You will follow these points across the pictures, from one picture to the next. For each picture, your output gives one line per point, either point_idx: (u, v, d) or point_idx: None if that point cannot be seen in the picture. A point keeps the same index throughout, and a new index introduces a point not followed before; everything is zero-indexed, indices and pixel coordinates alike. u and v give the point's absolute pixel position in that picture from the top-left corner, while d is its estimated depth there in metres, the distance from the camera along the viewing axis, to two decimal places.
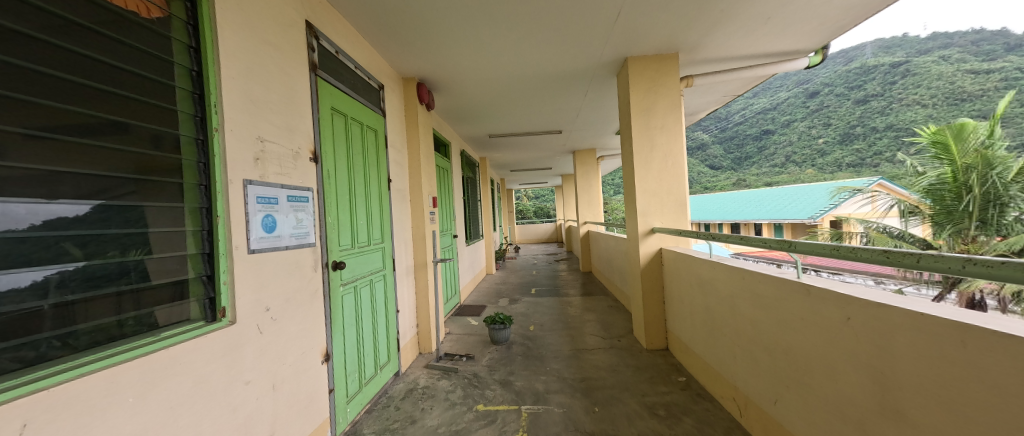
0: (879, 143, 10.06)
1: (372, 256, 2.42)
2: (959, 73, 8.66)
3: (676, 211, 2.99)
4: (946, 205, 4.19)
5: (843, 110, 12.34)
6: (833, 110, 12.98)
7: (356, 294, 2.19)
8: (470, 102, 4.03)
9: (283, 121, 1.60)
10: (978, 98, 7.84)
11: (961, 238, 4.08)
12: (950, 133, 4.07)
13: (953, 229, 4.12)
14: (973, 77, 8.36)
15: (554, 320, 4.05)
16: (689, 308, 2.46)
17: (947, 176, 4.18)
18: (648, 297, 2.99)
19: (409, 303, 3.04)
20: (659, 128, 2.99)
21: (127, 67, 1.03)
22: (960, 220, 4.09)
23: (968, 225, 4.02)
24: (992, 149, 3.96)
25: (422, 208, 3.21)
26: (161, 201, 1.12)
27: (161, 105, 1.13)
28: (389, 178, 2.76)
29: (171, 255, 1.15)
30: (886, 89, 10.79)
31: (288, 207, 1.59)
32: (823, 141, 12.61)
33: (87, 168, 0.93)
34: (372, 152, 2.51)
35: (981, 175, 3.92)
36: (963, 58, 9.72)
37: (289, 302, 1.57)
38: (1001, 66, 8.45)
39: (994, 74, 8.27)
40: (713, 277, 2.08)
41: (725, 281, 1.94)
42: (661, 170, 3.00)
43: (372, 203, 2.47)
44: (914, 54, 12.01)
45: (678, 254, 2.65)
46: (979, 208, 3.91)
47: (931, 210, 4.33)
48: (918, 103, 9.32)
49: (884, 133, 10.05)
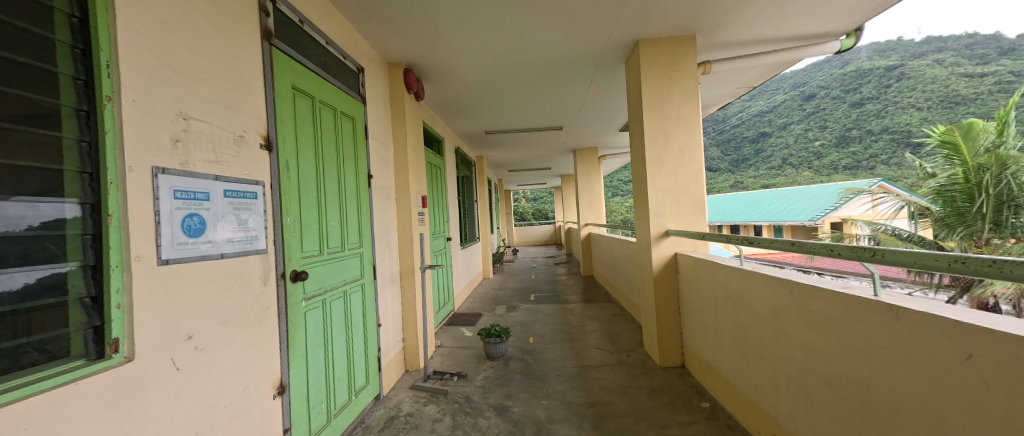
0: (874, 147, 9.69)
1: (348, 263, 2.09)
2: (952, 77, 8.21)
3: (693, 211, 2.67)
4: (958, 207, 3.85)
5: (839, 113, 11.97)
6: (830, 112, 12.78)
7: (325, 309, 1.84)
8: (460, 94, 3.70)
9: (222, 95, 1.27)
10: (972, 102, 7.34)
11: (973, 241, 3.69)
12: (960, 133, 3.81)
13: (965, 231, 3.75)
14: (969, 80, 7.82)
15: (555, 330, 3.71)
16: (713, 322, 2.15)
17: (957, 177, 3.84)
18: (661, 309, 2.67)
19: (395, 314, 2.70)
20: (673, 118, 2.68)
21: (9, 19, 0.75)
22: (972, 222, 3.71)
23: (981, 227, 3.64)
24: (1004, 148, 3.64)
25: (409, 208, 2.87)
26: (39, 196, 0.80)
27: (38, 65, 0.81)
28: (371, 174, 2.43)
29: (47, 272, 0.81)
30: (881, 91, 10.52)
31: (224, 205, 1.25)
32: (820, 144, 12.43)
33: (29, 160, 0.78)
34: (349, 143, 2.18)
35: (995, 175, 3.56)
36: (958, 61, 9.23)
37: (227, 325, 1.24)
38: (994, 70, 7.94)
39: (988, 77, 7.74)
40: (746, 290, 1.76)
41: (767, 294, 1.61)
42: (676, 165, 2.68)
43: (348, 202, 2.14)
44: (908, 57, 11.64)
45: (698, 260, 2.34)
46: (993, 209, 3.54)
47: (941, 211, 3.99)
48: (913, 106, 8.79)
49: (879, 136, 9.63)
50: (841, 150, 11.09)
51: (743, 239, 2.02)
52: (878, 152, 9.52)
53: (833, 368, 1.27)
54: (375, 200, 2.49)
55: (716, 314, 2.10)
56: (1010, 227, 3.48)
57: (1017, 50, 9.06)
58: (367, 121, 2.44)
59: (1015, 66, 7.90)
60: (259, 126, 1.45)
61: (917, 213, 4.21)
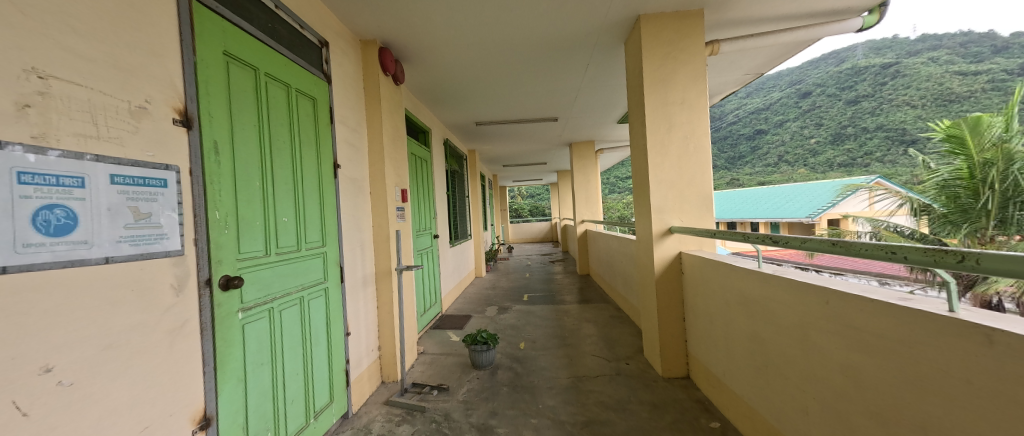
0: (869, 144, 9.50)
1: (307, 265, 1.82)
2: (947, 74, 8.07)
3: (699, 206, 2.40)
4: (962, 203, 3.58)
5: (835, 110, 11.85)
6: (825, 110, 12.58)
7: (273, 320, 1.56)
8: (445, 79, 3.40)
9: (108, 53, 0.99)
10: (966, 101, 7.17)
11: (977, 238, 3.48)
12: (966, 126, 3.49)
13: (969, 228, 3.50)
14: (962, 78, 7.64)
15: (549, 334, 3.46)
16: (722, 331, 1.90)
17: (962, 172, 3.57)
18: (663, 314, 2.42)
19: (368, 320, 2.44)
20: (678, 103, 2.40)
21: None
22: (977, 218, 3.46)
23: (987, 224, 3.41)
24: (1013, 143, 3.34)
25: (386, 202, 2.59)
26: None
27: None
28: (338, 163, 2.15)
29: None
30: (877, 88, 10.26)
31: (110, 193, 0.96)
32: (815, 141, 12.22)
33: None
34: (309, 126, 1.89)
35: (1002, 170, 3.31)
36: (952, 59, 9.03)
37: (113, 351, 0.95)
38: (988, 69, 7.59)
39: (982, 75, 7.43)
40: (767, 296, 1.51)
41: (793, 304, 1.35)
42: (681, 154, 2.41)
43: (309, 195, 1.86)
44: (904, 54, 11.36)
45: (705, 260, 2.09)
46: (998, 206, 3.32)
47: (944, 209, 3.72)
48: (908, 103, 8.88)
49: (874, 133, 9.47)
50: (837, 147, 10.99)
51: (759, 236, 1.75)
52: (873, 149, 9.33)
53: (885, 400, 1.02)
54: (343, 193, 2.20)
55: (725, 321, 1.87)
56: (1017, 224, 3.24)
57: (1010, 48, 8.64)
58: (334, 103, 2.15)
59: (1008, 63, 7.65)
60: (170, 98, 1.16)
61: (918, 209, 4.00)
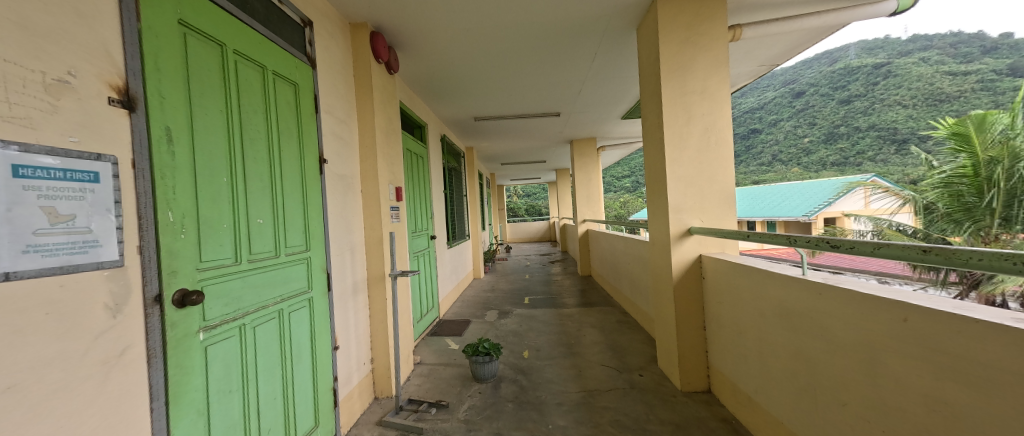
0: (862, 143, 9.19)
1: (289, 273, 1.59)
2: (937, 75, 7.90)
3: (721, 205, 2.21)
4: (964, 202, 3.37)
5: (827, 109, 11.60)
6: (815, 110, 12.37)
7: (247, 340, 1.34)
8: (443, 70, 3.19)
9: (13, 5, 0.75)
10: (956, 100, 7.15)
11: (980, 237, 3.20)
12: (973, 123, 3.36)
13: (972, 227, 3.25)
14: (951, 78, 7.59)
15: (553, 342, 3.26)
16: (756, 344, 1.72)
17: (966, 169, 3.35)
18: (682, 322, 2.23)
19: (359, 331, 2.22)
20: (698, 93, 2.21)
21: None
22: (981, 216, 3.23)
23: (991, 223, 3.16)
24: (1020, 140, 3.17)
25: (379, 201, 2.36)
26: None
27: None
28: (324, 158, 1.92)
29: None
30: (868, 88, 10.14)
31: (16, 188, 0.73)
32: (807, 140, 12.19)
33: None
34: (290, 115, 1.67)
35: (1008, 169, 3.13)
36: (942, 60, 8.89)
37: (20, 395, 0.73)
38: (977, 68, 7.53)
39: (971, 75, 7.41)
40: (822, 308, 1.32)
41: (856, 320, 1.17)
42: (701, 148, 2.22)
43: (290, 193, 1.63)
44: (896, 54, 11.25)
45: (732, 264, 1.90)
46: (1003, 204, 3.09)
47: (946, 205, 3.48)
48: (899, 104, 8.61)
49: (867, 133, 9.16)
50: (831, 147, 10.88)
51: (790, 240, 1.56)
52: (864, 149, 9.09)
53: None
54: (330, 191, 1.97)
55: (759, 332, 1.68)
56: (1023, 223, 3.01)
57: (998, 49, 8.60)
58: (319, 91, 1.92)
59: (997, 63, 7.52)
60: (104, 71, 0.92)
61: (921, 209, 3.74)
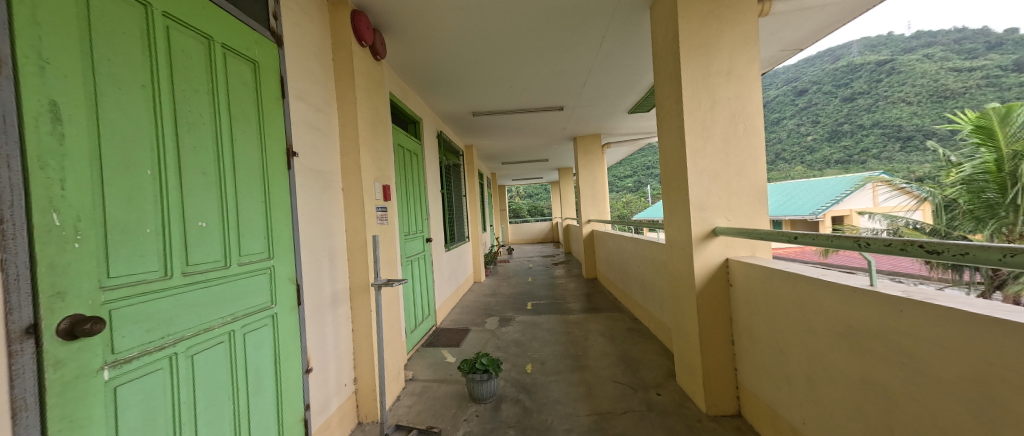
0: (865, 140, 8.54)
1: (242, 287, 1.32)
2: (941, 71, 7.69)
3: (752, 201, 1.92)
4: (986, 199, 3.03)
5: (829, 107, 10.52)
6: (818, 108, 11.14)
7: (181, 373, 1.07)
8: (436, 57, 2.92)
9: None
10: (961, 96, 6.84)
11: (1004, 235, 2.90)
12: (996, 116, 2.99)
13: (994, 225, 2.94)
14: (957, 74, 7.27)
15: (558, 353, 2.98)
16: (803, 367, 1.43)
17: (989, 164, 3.01)
18: (707, 336, 1.93)
19: (338, 349, 1.95)
20: (724, 74, 1.93)
21: None
22: (1006, 213, 2.90)
23: (1017, 221, 2.84)
24: None
25: (363, 201, 2.09)
26: None
27: None
28: (294, 149, 1.65)
29: None
30: (873, 86, 9.56)
31: None
32: (812, 138, 10.61)
33: None
34: (247, 98, 1.40)
35: None
36: (948, 56, 8.43)
37: None
38: (983, 64, 7.31)
39: (977, 71, 7.12)
40: (910, 330, 1.03)
41: (973, 350, 0.88)
42: (727, 137, 1.93)
43: (247, 190, 1.37)
44: (897, 53, 10.64)
45: (769, 270, 1.60)
46: None
47: (965, 203, 3.15)
48: (902, 100, 8.29)
49: (870, 130, 8.50)
50: (834, 144, 9.61)
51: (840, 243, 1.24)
52: (869, 146, 8.44)
53: None
54: (301, 188, 1.70)
55: (809, 353, 1.39)
56: None
57: (1003, 44, 8.07)
58: (288, 73, 1.65)
59: (1002, 60, 7.14)
60: None
61: (942, 206, 3.38)
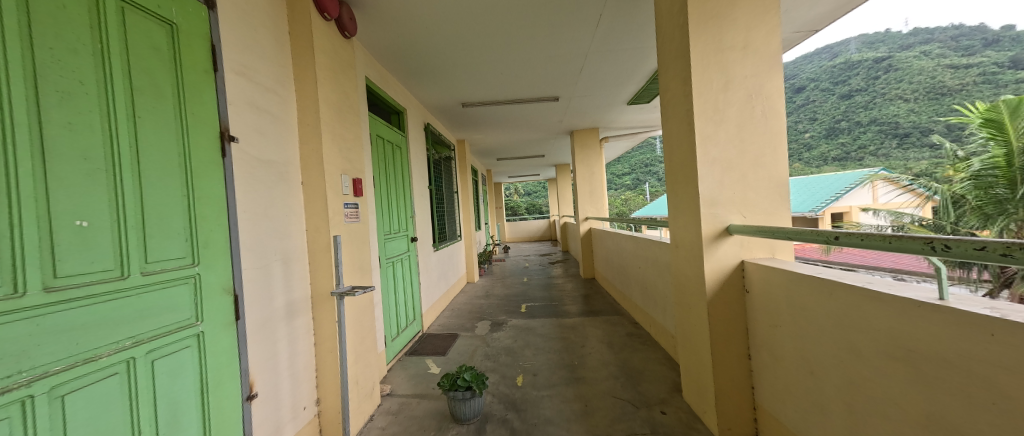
0: (863, 138, 7.96)
1: (148, 303, 1.06)
2: (938, 68, 7.04)
3: (772, 196, 1.66)
4: (995, 195, 2.66)
5: (827, 103, 9.78)
6: (813, 105, 10.41)
7: (42, 421, 0.81)
8: (416, 38, 2.64)
9: None
10: (957, 93, 6.29)
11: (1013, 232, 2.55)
12: (1007, 108, 2.62)
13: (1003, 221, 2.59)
14: (954, 70, 6.69)
15: (552, 362, 2.74)
16: (840, 396, 1.17)
17: (998, 159, 2.66)
18: (719, 351, 1.67)
19: (295, 367, 1.68)
20: (739, 49, 1.66)
21: None
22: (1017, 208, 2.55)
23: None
24: None
25: (326, 196, 1.82)
26: None
27: None
28: (231, 133, 1.39)
29: None
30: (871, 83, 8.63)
31: None
32: (808, 135, 10.07)
33: None
34: (156, 68, 1.13)
35: None
36: (944, 53, 7.69)
37: None
38: (981, 60, 6.57)
39: (973, 68, 6.53)
40: (1007, 363, 0.74)
41: None
42: (744, 122, 1.67)
43: (157, 183, 1.11)
44: (894, 49, 9.83)
45: (794, 276, 1.35)
46: None
47: (971, 197, 2.82)
48: (900, 98, 7.35)
49: (867, 128, 7.84)
50: (830, 141, 9.04)
51: (896, 244, 0.94)
52: (866, 143, 7.86)
53: None
54: (243, 181, 1.43)
55: (845, 378, 1.14)
56: None
57: (1001, 43, 7.48)
58: (222, 42, 1.38)
59: (1000, 57, 6.51)
60: None
61: (950, 203, 3.13)
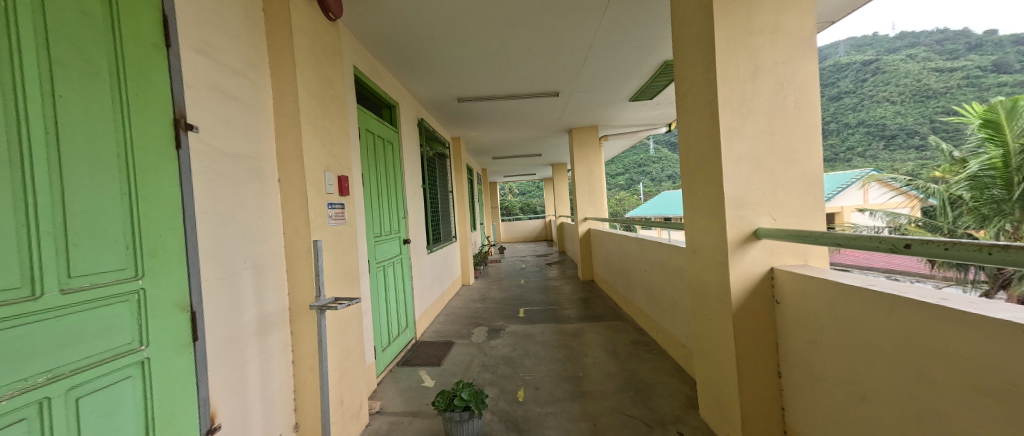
0: (851, 138, 7.24)
1: (70, 327, 0.85)
2: (921, 71, 6.53)
3: (804, 196, 1.50)
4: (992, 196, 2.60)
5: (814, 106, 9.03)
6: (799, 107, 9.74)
7: None
8: (407, 24, 2.43)
9: None
10: (942, 97, 5.84)
11: (1010, 235, 2.48)
12: (1003, 109, 2.60)
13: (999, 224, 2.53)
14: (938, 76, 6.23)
15: (554, 374, 2.56)
16: (902, 428, 1.01)
17: (995, 161, 2.58)
18: (745, 367, 1.51)
19: (269, 390, 1.47)
20: (768, 32, 1.50)
21: None
22: (1011, 210, 2.48)
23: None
24: None
25: (307, 195, 1.61)
26: None
27: None
28: (189, 121, 1.17)
29: None
30: (851, 86, 7.70)
31: None
32: None
33: None
34: (86, 35, 0.91)
35: None
36: (930, 56, 7.02)
37: None
38: (964, 65, 6.20)
39: (958, 72, 6.07)
40: None
41: None
42: (773, 115, 1.51)
43: (86, 177, 0.89)
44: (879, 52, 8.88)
45: (841, 287, 1.18)
46: None
47: (969, 199, 2.75)
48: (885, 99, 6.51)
49: (854, 129, 7.03)
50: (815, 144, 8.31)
51: (1000, 259, 0.74)
52: (855, 144, 7.12)
53: None
54: (205, 176, 1.22)
55: (912, 410, 0.98)
56: None
57: (984, 46, 6.87)
58: (177, 12, 1.16)
59: (986, 59, 6.03)
60: None
61: (948, 202, 3.00)
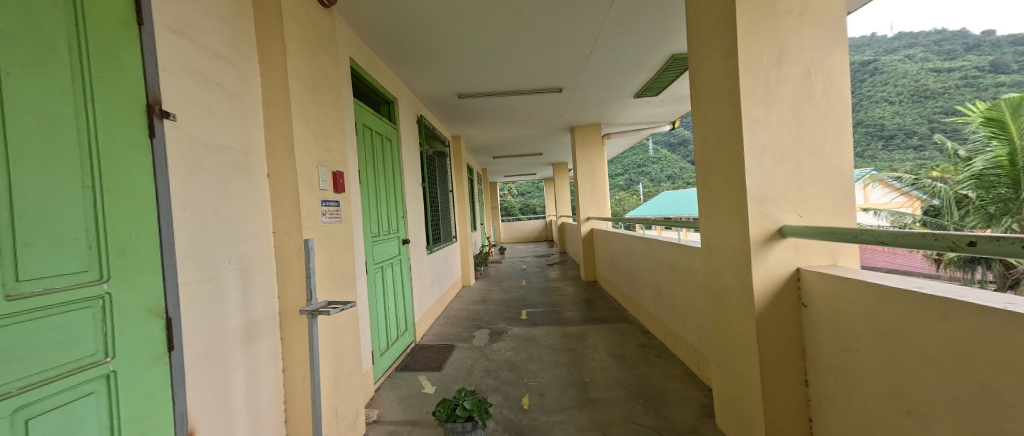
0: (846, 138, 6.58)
1: (19, 340, 0.72)
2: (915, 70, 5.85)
3: (832, 191, 1.40)
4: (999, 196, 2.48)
5: None
6: None
7: None
8: (406, 14, 2.32)
9: None
10: (940, 97, 5.17)
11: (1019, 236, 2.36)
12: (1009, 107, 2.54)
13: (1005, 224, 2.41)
14: (937, 76, 5.53)
15: (560, 379, 2.45)
16: None
17: (1001, 159, 2.49)
18: (770, 376, 1.40)
19: (256, 402, 1.36)
20: (794, 15, 1.40)
21: None
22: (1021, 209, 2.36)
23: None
24: None
25: (298, 191, 1.50)
26: None
27: None
28: (164, 107, 1.06)
29: None
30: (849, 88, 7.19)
31: None
32: None
33: None
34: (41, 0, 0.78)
35: None
36: (927, 56, 6.27)
37: None
38: (962, 64, 5.57)
39: (955, 73, 5.44)
40: None
41: None
42: (799, 105, 1.40)
43: (39, 164, 0.77)
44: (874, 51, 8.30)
45: (882, 290, 1.08)
46: None
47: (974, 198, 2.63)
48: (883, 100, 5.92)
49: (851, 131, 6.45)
50: None
51: None
52: None
53: None
54: (184, 169, 1.11)
55: (970, 427, 0.88)
56: None
57: (982, 47, 6.26)
58: None
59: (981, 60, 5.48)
60: None
61: (954, 202, 2.82)
